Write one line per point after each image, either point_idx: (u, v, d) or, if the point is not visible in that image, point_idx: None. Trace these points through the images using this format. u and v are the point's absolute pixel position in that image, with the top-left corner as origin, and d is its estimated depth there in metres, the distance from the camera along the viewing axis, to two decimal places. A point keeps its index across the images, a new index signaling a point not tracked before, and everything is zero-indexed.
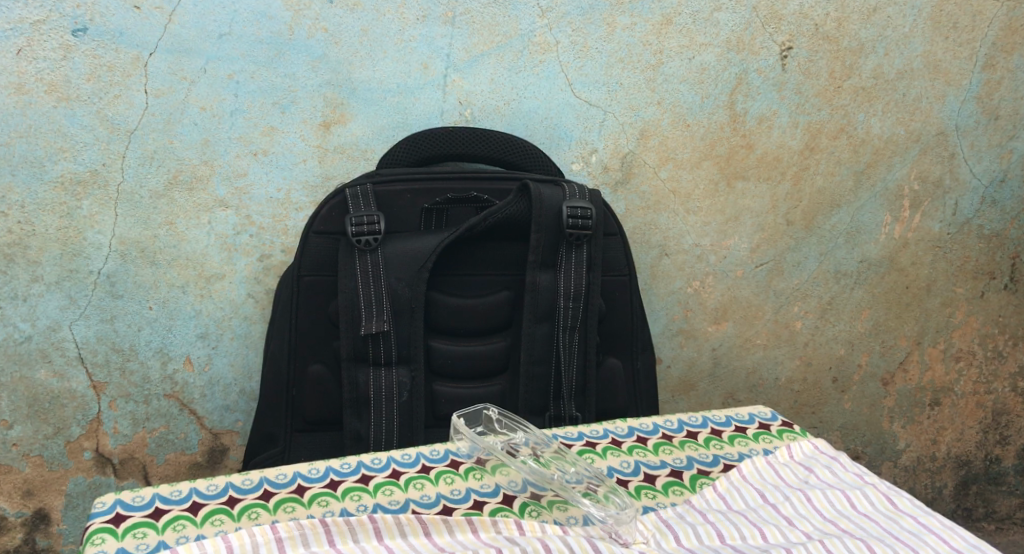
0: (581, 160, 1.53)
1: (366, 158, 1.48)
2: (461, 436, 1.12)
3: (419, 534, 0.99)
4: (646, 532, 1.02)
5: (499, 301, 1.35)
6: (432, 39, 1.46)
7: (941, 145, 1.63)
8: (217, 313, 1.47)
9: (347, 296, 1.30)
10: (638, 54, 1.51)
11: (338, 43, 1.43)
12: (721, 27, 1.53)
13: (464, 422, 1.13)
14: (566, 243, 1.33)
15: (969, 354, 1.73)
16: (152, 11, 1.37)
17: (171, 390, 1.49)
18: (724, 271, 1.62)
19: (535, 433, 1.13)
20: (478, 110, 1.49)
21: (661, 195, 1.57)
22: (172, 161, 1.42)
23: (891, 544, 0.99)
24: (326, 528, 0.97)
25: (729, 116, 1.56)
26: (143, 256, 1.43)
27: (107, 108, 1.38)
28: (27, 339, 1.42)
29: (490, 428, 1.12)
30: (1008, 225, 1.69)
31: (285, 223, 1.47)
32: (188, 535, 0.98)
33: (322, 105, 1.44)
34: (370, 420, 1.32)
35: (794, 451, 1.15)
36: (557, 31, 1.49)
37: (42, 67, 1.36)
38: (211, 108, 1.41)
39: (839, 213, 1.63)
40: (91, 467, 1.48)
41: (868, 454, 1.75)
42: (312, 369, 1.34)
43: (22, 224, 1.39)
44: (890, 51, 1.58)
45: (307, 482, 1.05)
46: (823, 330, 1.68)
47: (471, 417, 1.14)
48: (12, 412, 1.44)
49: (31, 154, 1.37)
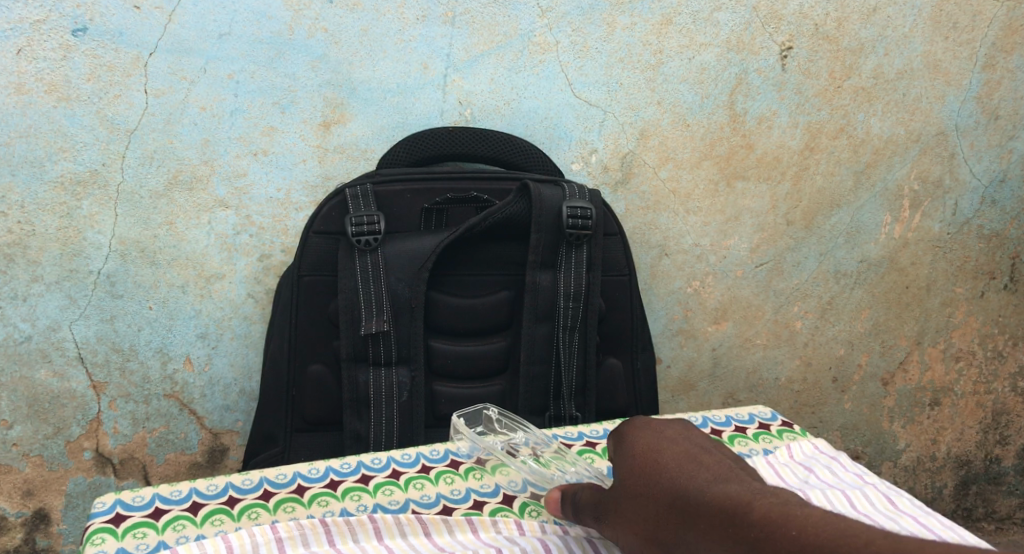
0: (581, 160, 1.53)
1: (366, 158, 1.48)
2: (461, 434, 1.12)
3: (419, 534, 0.99)
4: None
5: (500, 301, 1.35)
6: (432, 39, 1.46)
7: (941, 145, 1.63)
8: (217, 313, 1.47)
9: (347, 295, 1.30)
10: (638, 54, 1.51)
11: (338, 43, 1.43)
12: (721, 27, 1.53)
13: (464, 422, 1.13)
14: (567, 243, 1.33)
15: (969, 354, 1.73)
16: (153, 11, 1.37)
17: (171, 390, 1.49)
18: (724, 271, 1.62)
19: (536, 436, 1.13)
20: (478, 110, 1.49)
21: (661, 195, 1.57)
22: (172, 161, 1.41)
23: None
24: (326, 528, 0.98)
25: (729, 116, 1.56)
26: (143, 256, 1.43)
27: (107, 108, 1.38)
28: (27, 338, 1.42)
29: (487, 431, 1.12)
30: (1008, 225, 1.69)
31: (285, 223, 1.47)
32: (189, 535, 0.99)
33: (322, 105, 1.44)
34: (370, 420, 1.32)
35: (794, 451, 1.15)
36: (557, 31, 1.49)
37: (42, 68, 1.36)
38: (211, 108, 1.41)
39: (838, 213, 1.63)
40: (90, 467, 1.48)
41: (868, 454, 1.75)
42: (312, 369, 1.34)
43: (22, 224, 1.39)
44: (890, 51, 1.58)
45: (307, 481, 1.06)
46: (823, 330, 1.68)
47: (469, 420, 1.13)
48: (12, 412, 1.44)
49: (31, 154, 1.37)
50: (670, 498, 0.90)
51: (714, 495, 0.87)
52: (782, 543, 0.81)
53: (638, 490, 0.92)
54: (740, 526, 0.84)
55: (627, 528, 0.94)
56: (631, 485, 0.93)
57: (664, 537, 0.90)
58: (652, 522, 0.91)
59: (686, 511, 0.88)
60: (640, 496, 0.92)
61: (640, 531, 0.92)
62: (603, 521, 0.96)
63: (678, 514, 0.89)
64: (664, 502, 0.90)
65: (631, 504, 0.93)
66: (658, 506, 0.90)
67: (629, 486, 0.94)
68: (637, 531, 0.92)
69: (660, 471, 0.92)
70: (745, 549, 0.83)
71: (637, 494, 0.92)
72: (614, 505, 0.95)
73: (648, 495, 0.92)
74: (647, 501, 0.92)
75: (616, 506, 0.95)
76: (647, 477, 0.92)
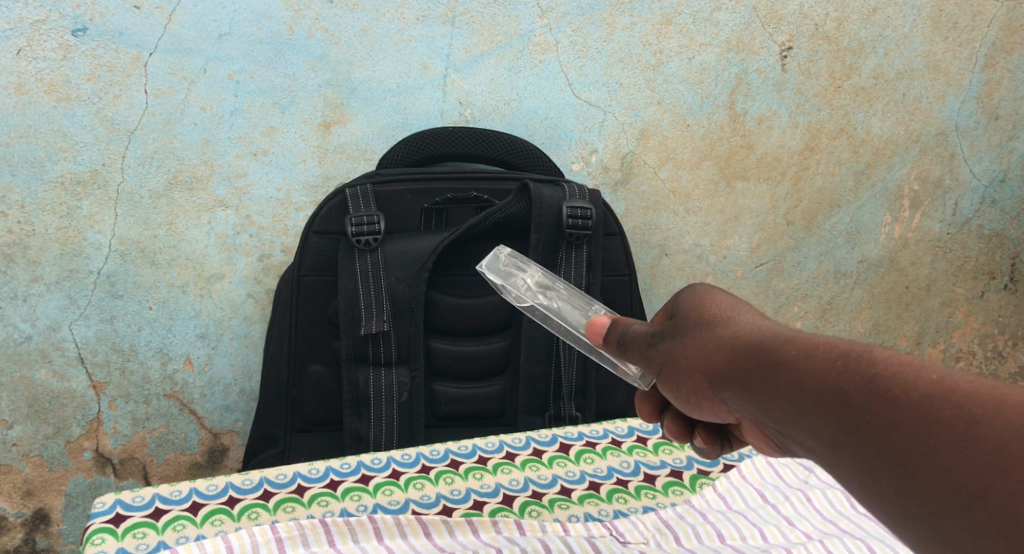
0: (581, 160, 1.53)
1: (366, 158, 1.47)
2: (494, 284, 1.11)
3: (419, 535, 0.99)
4: (646, 532, 1.03)
5: (500, 301, 1.35)
6: (432, 39, 1.46)
7: (941, 145, 1.63)
8: (217, 313, 1.48)
9: (347, 296, 1.30)
10: (638, 54, 1.51)
11: (338, 43, 1.43)
12: (721, 28, 1.53)
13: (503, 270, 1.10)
14: (567, 243, 1.33)
15: (969, 354, 1.73)
16: (153, 11, 1.37)
17: (171, 390, 1.49)
18: (724, 271, 1.61)
19: (565, 320, 1.06)
20: (478, 110, 1.48)
21: (661, 195, 1.57)
22: (172, 161, 1.41)
23: (891, 543, 0.99)
24: (326, 529, 0.98)
25: (729, 116, 1.56)
26: (143, 256, 1.43)
27: (107, 108, 1.38)
28: (27, 338, 1.42)
29: (518, 285, 1.09)
30: (1009, 225, 1.70)
31: (285, 223, 1.47)
32: (189, 535, 0.99)
33: (322, 105, 1.44)
34: (370, 420, 1.32)
35: None
36: (557, 31, 1.49)
37: (42, 68, 1.36)
38: (211, 108, 1.41)
39: (839, 213, 1.63)
40: (91, 467, 1.48)
41: None
42: (312, 369, 1.34)
43: (22, 224, 1.39)
44: (890, 51, 1.58)
45: (307, 482, 1.06)
46: (823, 330, 1.67)
47: (515, 266, 1.11)
48: (11, 412, 1.44)
49: (31, 154, 1.37)
50: (749, 332, 0.87)
51: (810, 338, 0.82)
52: (904, 379, 0.76)
53: (713, 324, 0.90)
54: (851, 364, 0.78)
55: (691, 360, 0.90)
56: (703, 329, 0.90)
57: (743, 369, 0.85)
58: (720, 352, 0.87)
59: (776, 349, 0.83)
60: (711, 328, 0.89)
61: (703, 361, 0.89)
62: (656, 348, 0.93)
63: (764, 348, 0.84)
64: (741, 334, 0.87)
65: (705, 337, 0.89)
66: (739, 344, 0.86)
67: (702, 327, 0.90)
68: (700, 361, 0.89)
69: (743, 318, 0.88)
70: (851, 383, 0.77)
71: (709, 328, 0.90)
72: (673, 334, 0.92)
73: (727, 338, 0.88)
74: (721, 341, 0.88)
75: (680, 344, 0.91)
76: (722, 315, 0.90)
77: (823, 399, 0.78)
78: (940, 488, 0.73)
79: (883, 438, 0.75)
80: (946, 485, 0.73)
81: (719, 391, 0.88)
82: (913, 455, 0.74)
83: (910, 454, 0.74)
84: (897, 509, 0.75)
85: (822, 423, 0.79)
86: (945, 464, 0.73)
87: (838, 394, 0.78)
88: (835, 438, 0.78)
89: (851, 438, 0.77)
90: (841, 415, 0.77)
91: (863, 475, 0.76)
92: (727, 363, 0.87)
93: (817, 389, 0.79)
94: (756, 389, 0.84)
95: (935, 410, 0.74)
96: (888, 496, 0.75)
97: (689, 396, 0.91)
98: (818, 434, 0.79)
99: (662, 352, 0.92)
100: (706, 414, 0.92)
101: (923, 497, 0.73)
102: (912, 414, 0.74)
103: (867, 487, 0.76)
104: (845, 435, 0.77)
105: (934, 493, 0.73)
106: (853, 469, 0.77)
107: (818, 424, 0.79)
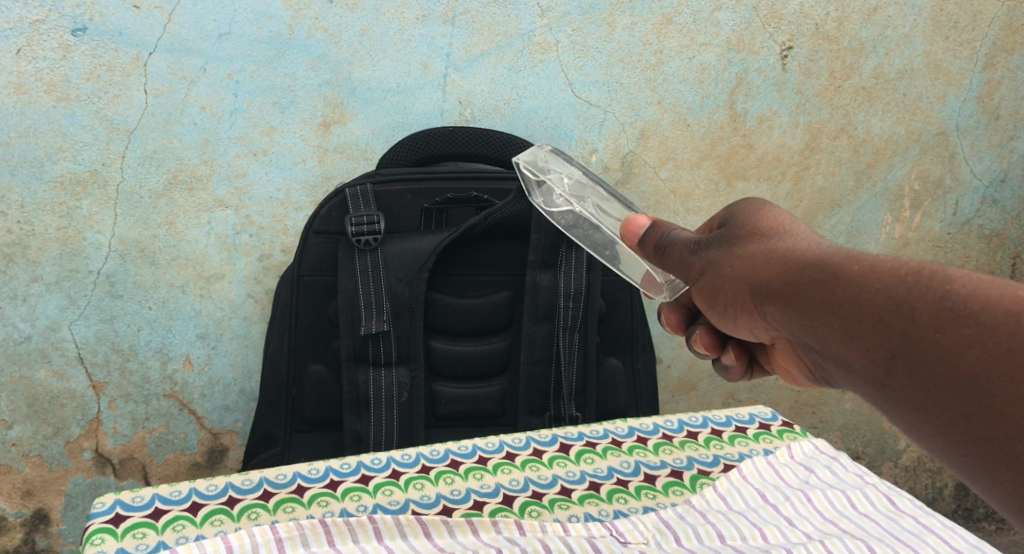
0: (581, 160, 1.54)
1: (366, 158, 1.48)
2: (530, 179, 1.15)
3: (419, 535, 0.99)
4: (646, 532, 1.02)
5: (500, 301, 1.35)
6: (432, 39, 1.44)
7: (941, 145, 1.64)
8: (217, 313, 1.48)
9: (346, 296, 1.30)
10: (638, 54, 1.50)
11: (338, 43, 1.42)
12: (721, 27, 1.51)
13: (540, 169, 1.14)
14: (567, 243, 1.32)
15: None
16: (152, 10, 1.35)
17: (171, 391, 1.50)
18: None
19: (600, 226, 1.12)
20: (478, 110, 1.48)
21: (661, 195, 1.58)
22: (172, 161, 1.41)
23: (891, 544, 1.02)
24: (327, 528, 0.97)
25: (729, 116, 1.56)
26: (143, 256, 1.43)
27: (106, 108, 1.37)
28: (27, 338, 1.42)
29: (555, 185, 1.13)
30: (1008, 225, 1.71)
31: (285, 223, 1.47)
32: (189, 535, 0.99)
33: (322, 105, 1.44)
34: (370, 420, 1.32)
35: (794, 451, 1.14)
36: (557, 31, 1.47)
37: (42, 67, 1.34)
38: (211, 108, 1.40)
39: (839, 213, 1.64)
40: (90, 467, 1.50)
41: (868, 454, 1.77)
42: (312, 369, 1.34)
43: (22, 224, 1.39)
44: (890, 51, 1.57)
45: (307, 482, 1.06)
46: None
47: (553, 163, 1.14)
48: (11, 412, 1.45)
49: (31, 154, 1.37)
50: (805, 248, 0.93)
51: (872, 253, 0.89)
52: (981, 295, 0.81)
53: (769, 237, 0.96)
54: (922, 278, 0.84)
55: (739, 269, 0.96)
56: (756, 244, 0.96)
57: (799, 280, 0.92)
58: (773, 264, 0.94)
59: (838, 262, 0.90)
60: (765, 241, 0.96)
61: (752, 271, 0.95)
62: (700, 256, 0.99)
63: (823, 261, 0.91)
64: (798, 249, 0.94)
65: (755, 246, 0.96)
66: (799, 256, 0.93)
67: (756, 241, 0.97)
68: (750, 270, 0.96)
69: (800, 235, 0.95)
70: (923, 295, 0.83)
71: (764, 240, 0.96)
72: (721, 243, 0.99)
73: (786, 252, 0.94)
74: (780, 253, 0.94)
75: (732, 255, 0.97)
76: (778, 229, 0.97)
77: (885, 315, 0.85)
78: (996, 406, 0.78)
79: (952, 348, 0.81)
80: (1012, 394, 0.78)
81: (764, 300, 0.95)
82: (970, 373, 0.80)
83: (967, 372, 0.80)
84: (944, 424, 0.81)
85: (884, 334, 0.85)
86: (1007, 379, 0.78)
87: (903, 310, 0.84)
88: (891, 352, 0.84)
89: (908, 353, 0.83)
90: (903, 329, 0.84)
91: (915, 388, 0.83)
92: (777, 275, 0.93)
93: (880, 302, 0.85)
94: (810, 302, 0.90)
95: (1002, 332, 0.79)
96: (945, 403, 0.81)
97: (729, 304, 0.98)
98: (876, 344, 0.85)
99: (707, 261, 0.99)
100: (743, 325, 1.00)
101: (972, 413, 0.80)
102: (978, 334, 0.80)
103: (916, 401, 0.83)
104: (902, 350, 0.84)
105: (985, 411, 0.79)
106: (904, 382, 0.84)
107: (876, 338, 0.85)
